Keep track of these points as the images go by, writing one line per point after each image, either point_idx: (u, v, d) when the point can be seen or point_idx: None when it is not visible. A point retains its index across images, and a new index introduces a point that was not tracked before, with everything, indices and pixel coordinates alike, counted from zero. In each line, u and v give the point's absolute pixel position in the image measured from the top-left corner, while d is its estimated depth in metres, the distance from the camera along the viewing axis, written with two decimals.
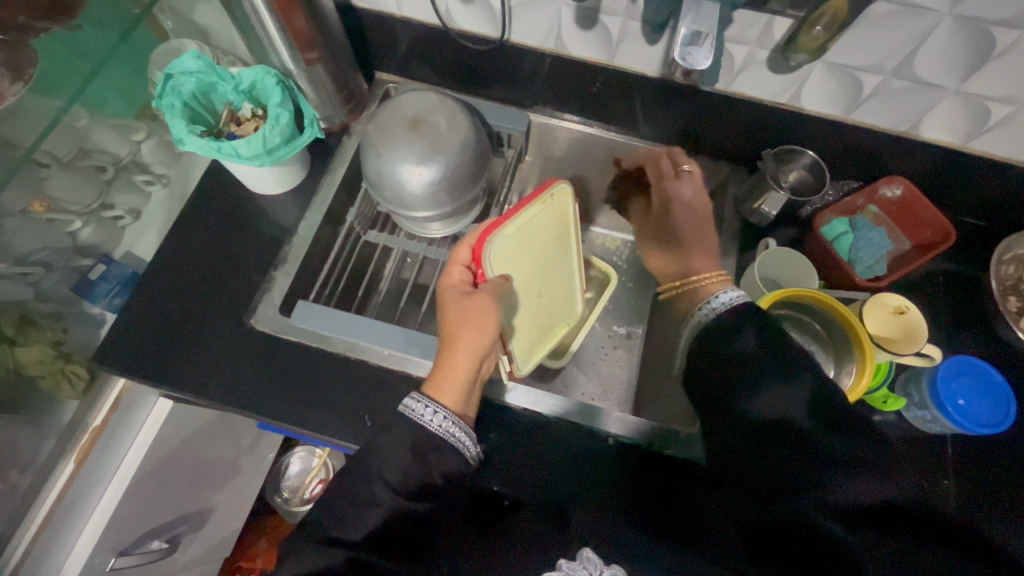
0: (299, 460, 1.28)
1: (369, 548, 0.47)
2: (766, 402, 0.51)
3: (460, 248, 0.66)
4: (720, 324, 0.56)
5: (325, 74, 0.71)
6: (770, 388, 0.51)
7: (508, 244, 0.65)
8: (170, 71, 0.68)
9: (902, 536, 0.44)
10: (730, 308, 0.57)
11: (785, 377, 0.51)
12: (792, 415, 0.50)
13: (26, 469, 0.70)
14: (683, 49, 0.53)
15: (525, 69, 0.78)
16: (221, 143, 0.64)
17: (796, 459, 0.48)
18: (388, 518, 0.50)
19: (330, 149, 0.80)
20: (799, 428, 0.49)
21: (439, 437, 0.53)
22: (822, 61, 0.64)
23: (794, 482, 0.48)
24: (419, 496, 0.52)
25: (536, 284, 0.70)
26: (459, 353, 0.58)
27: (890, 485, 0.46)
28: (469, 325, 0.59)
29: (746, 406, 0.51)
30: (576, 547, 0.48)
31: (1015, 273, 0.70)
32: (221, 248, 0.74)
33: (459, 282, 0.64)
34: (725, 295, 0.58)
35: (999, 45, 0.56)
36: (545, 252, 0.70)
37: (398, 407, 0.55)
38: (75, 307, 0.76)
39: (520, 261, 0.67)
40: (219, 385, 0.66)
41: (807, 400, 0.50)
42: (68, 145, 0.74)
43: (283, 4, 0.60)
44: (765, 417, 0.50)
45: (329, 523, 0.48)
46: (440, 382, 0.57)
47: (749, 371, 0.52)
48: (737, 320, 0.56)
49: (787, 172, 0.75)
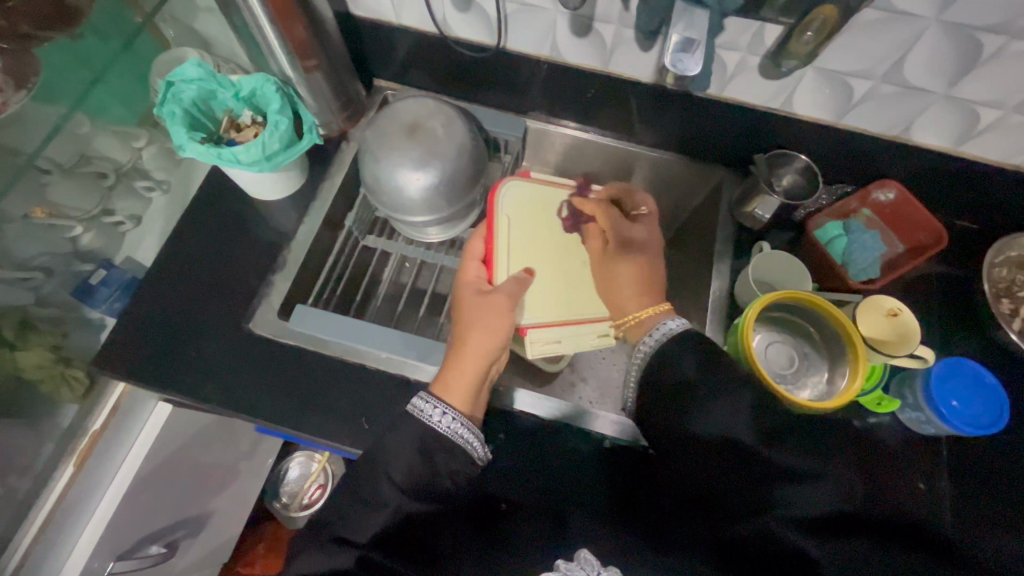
0: (298, 465, 1.28)
1: (376, 546, 0.49)
2: (718, 418, 0.53)
3: (475, 243, 0.70)
4: (664, 354, 0.59)
5: (324, 80, 0.72)
6: (716, 405, 0.53)
7: (519, 237, 0.72)
8: (171, 78, 0.69)
9: (856, 538, 0.46)
10: (670, 337, 0.60)
11: (733, 393, 0.54)
12: (743, 436, 0.52)
13: (26, 473, 0.71)
14: (674, 55, 0.54)
15: (521, 76, 0.79)
16: (221, 150, 0.65)
17: (749, 470, 0.50)
18: (393, 519, 0.51)
19: (328, 156, 0.81)
20: (749, 441, 0.51)
21: (450, 438, 0.54)
22: (813, 67, 0.65)
23: (746, 499, 0.49)
24: (424, 497, 0.52)
25: (560, 257, 0.72)
26: (466, 356, 0.60)
27: (836, 492, 0.48)
28: (480, 327, 0.61)
29: (699, 421, 0.54)
30: (575, 547, 0.50)
31: (1008, 275, 0.70)
32: (222, 254, 0.75)
33: (476, 279, 0.66)
34: (668, 324, 0.62)
35: (985, 51, 0.57)
36: (549, 217, 0.74)
37: (406, 407, 0.57)
38: (74, 311, 0.77)
39: (529, 231, 0.73)
40: (219, 388, 0.67)
41: (753, 413, 0.52)
42: (68, 152, 0.75)
43: (282, 13, 0.61)
44: (714, 429, 0.53)
45: (338, 523, 0.50)
46: (450, 384, 0.58)
47: (699, 391, 0.55)
48: (678, 347, 0.59)
49: (782, 176, 0.76)
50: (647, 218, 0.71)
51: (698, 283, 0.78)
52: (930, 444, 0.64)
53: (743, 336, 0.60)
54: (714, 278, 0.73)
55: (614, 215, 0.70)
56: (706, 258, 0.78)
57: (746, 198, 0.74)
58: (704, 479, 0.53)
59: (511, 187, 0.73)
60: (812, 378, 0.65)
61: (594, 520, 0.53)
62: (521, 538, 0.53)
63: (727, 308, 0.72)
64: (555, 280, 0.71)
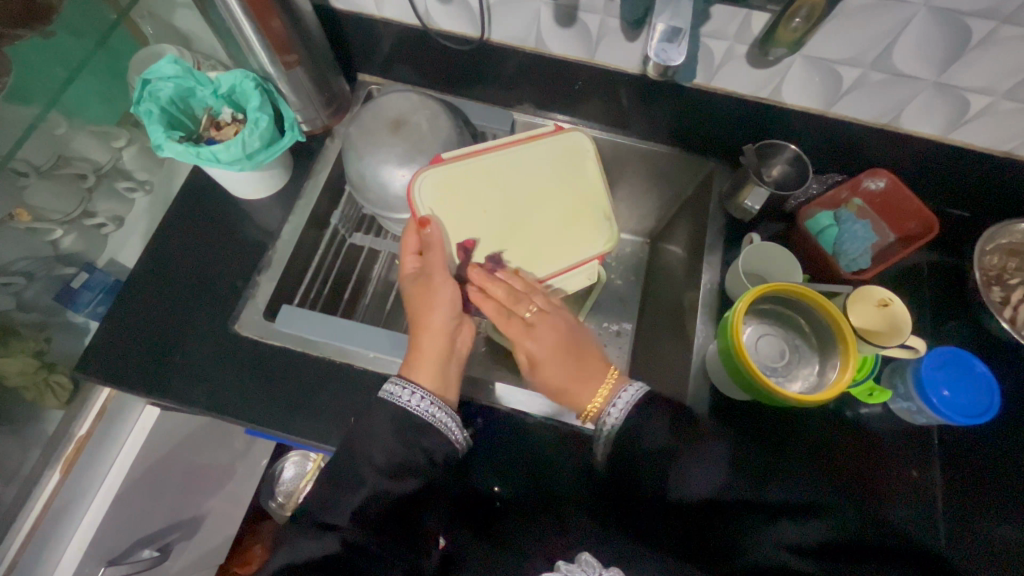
0: (292, 466, 1.25)
1: (361, 529, 0.48)
2: (698, 475, 0.51)
3: (408, 236, 0.63)
4: (627, 427, 0.55)
5: (305, 76, 0.71)
6: (693, 466, 0.52)
7: (462, 185, 0.66)
8: (148, 76, 0.68)
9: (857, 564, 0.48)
10: (629, 409, 0.56)
11: (711, 453, 0.53)
12: (721, 484, 0.51)
13: (10, 481, 0.69)
14: (659, 44, 0.53)
15: (507, 69, 0.78)
16: (200, 149, 0.64)
17: (733, 513, 0.50)
18: (371, 498, 0.50)
19: (312, 153, 0.80)
20: (730, 489, 0.51)
21: (421, 418, 0.53)
22: (801, 55, 0.64)
23: (740, 534, 0.49)
24: (402, 476, 0.51)
25: (489, 222, 0.65)
26: (425, 336, 0.59)
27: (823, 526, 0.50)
28: (431, 303, 0.60)
29: (677, 482, 0.52)
30: (577, 550, 0.49)
31: (1000, 262, 0.69)
32: (206, 255, 0.74)
33: (414, 272, 0.63)
34: (622, 395, 0.57)
35: (975, 37, 0.56)
36: (478, 186, 0.66)
37: (379, 393, 0.55)
38: (58, 316, 0.76)
39: (458, 206, 0.65)
40: (205, 391, 0.66)
41: (728, 465, 0.52)
42: (45, 153, 0.73)
43: (258, 7, 0.60)
44: (694, 483, 0.51)
45: (317, 510, 0.49)
46: (415, 364, 0.58)
47: (671, 457, 0.53)
48: (641, 418, 0.55)
49: (770, 166, 0.75)
50: (542, 320, 0.60)
51: (689, 276, 0.78)
52: (919, 434, 0.64)
53: (732, 335, 0.59)
54: (705, 271, 0.73)
55: (512, 328, 0.60)
56: (696, 250, 0.78)
57: (736, 189, 0.73)
58: (684, 525, 0.51)
59: (428, 176, 0.64)
60: (802, 370, 0.64)
61: (590, 520, 0.53)
62: (520, 533, 0.54)
63: (719, 301, 0.71)
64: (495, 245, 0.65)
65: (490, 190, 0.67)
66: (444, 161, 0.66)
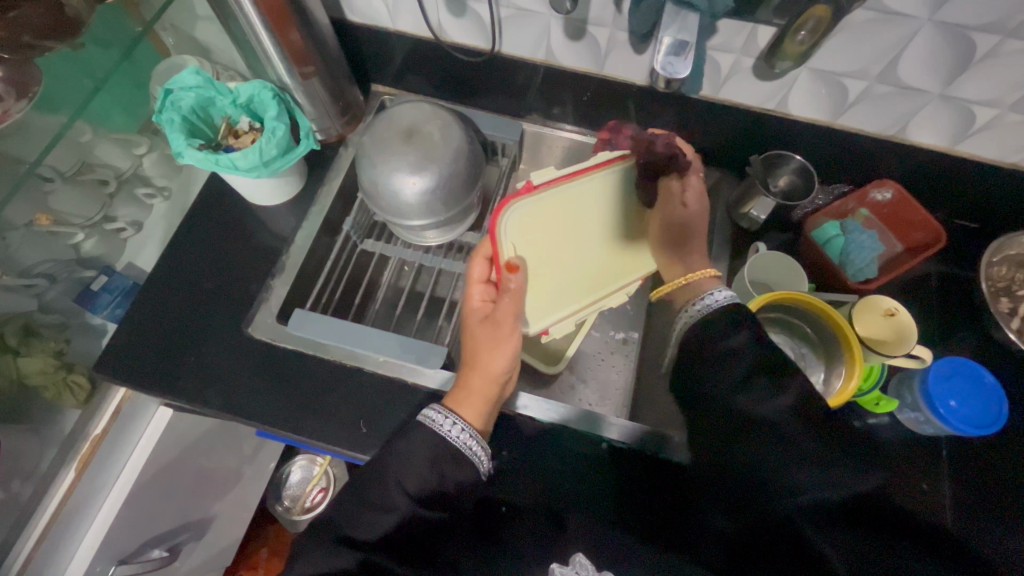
0: (300, 469, 1.27)
1: (382, 549, 0.49)
2: (762, 404, 0.51)
3: (476, 266, 0.66)
4: (711, 325, 0.56)
5: (321, 86, 0.73)
6: (759, 393, 0.51)
7: (533, 217, 0.68)
8: (171, 86, 0.70)
9: (856, 535, 0.49)
10: (716, 311, 0.57)
11: (772, 387, 0.51)
12: (778, 418, 0.50)
13: (28, 479, 0.71)
14: (665, 58, 0.54)
15: (518, 80, 0.79)
16: (219, 156, 0.66)
17: (775, 455, 0.49)
18: (398, 521, 0.51)
19: (325, 161, 0.82)
20: (784, 429, 0.50)
21: (458, 450, 0.54)
22: (806, 67, 0.65)
23: (768, 480, 0.49)
24: (432, 503, 0.52)
25: (555, 254, 0.70)
26: (473, 376, 0.61)
27: (851, 486, 0.49)
28: (491, 348, 0.61)
29: (738, 403, 0.52)
30: (570, 551, 0.52)
31: (1007, 274, 0.69)
32: (221, 260, 0.76)
33: (480, 304, 0.65)
34: (714, 296, 0.58)
35: (980, 50, 0.57)
36: (550, 221, 0.69)
37: (419, 416, 0.56)
38: (77, 317, 0.78)
39: (531, 241, 0.68)
40: (218, 393, 0.67)
41: (794, 399, 0.51)
42: (70, 159, 0.75)
43: (276, 20, 0.62)
44: (753, 412, 0.51)
45: (339, 523, 0.50)
46: (462, 401, 0.60)
47: (734, 372, 0.53)
48: (726, 321, 0.56)
49: (778, 177, 0.76)
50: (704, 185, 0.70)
51: None
52: (927, 445, 0.64)
53: None
54: None
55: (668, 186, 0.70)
56: None
57: (743, 199, 0.74)
58: (722, 457, 0.52)
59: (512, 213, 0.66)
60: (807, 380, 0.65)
61: (592, 522, 0.55)
62: (518, 537, 0.55)
63: None
64: (558, 275, 0.70)
65: (560, 224, 0.70)
66: (536, 188, 0.68)
